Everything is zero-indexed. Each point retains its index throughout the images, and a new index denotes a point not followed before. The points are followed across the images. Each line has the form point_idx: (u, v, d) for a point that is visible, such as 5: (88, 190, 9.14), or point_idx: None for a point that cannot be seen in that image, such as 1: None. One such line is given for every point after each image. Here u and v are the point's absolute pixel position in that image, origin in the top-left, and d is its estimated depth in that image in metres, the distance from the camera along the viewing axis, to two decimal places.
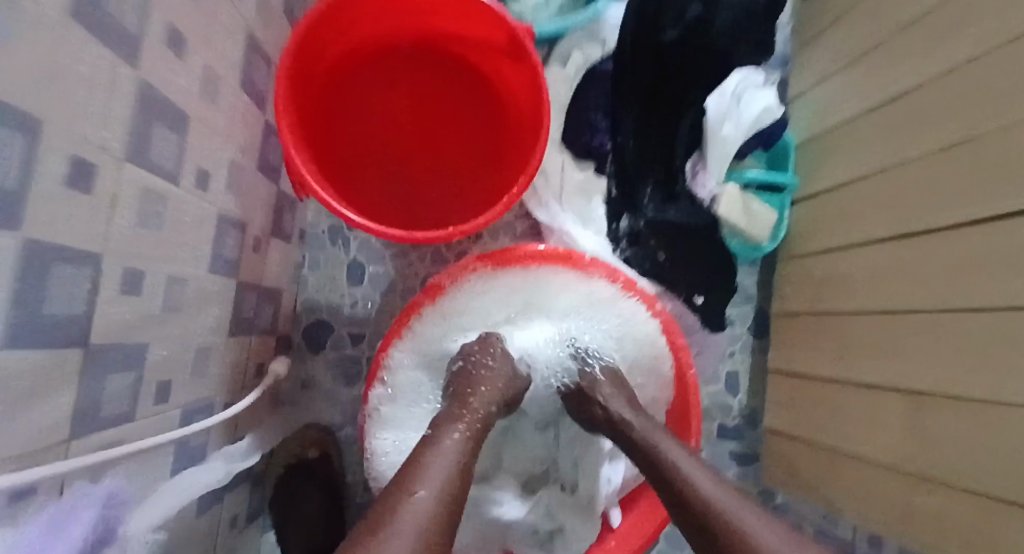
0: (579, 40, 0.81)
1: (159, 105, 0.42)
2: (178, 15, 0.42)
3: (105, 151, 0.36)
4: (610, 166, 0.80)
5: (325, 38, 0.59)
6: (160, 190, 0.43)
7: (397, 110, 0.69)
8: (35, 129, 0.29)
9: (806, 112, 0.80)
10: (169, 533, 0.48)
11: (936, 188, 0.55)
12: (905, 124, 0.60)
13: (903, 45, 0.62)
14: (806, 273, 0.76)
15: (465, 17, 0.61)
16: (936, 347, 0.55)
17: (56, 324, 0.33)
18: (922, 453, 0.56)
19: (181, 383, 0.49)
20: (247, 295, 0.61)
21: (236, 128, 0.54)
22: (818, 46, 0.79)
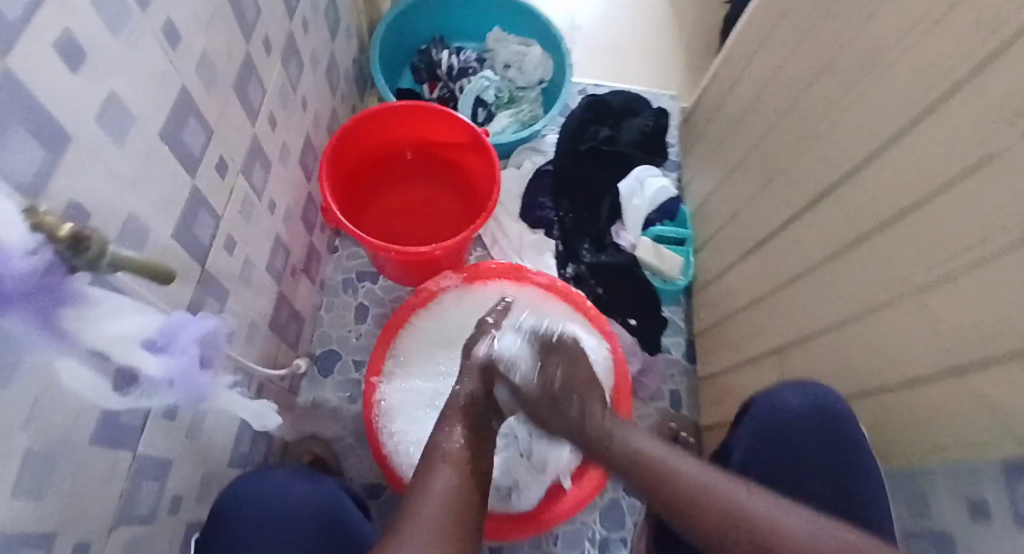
0: (528, 153, 1.13)
1: (258, 150, 0.69)
2: (273, 109, 0.72)
3: (231, 161, 0.62)
4: (556, 231, 1.06)
5: (358, 143, 0.89)
6: (251, 199, 0.68)
7: (403, 193, 1.00)
8: (208, 130, 0.56)
9: (692, 192, 1.13)
10: (205, 447, 0.63)
11: (772, 206, 0.82)
12: (752, 175, 0.89)
13: (740, 131, 0.95)
14: (710, 298, 1.02)
15: (448, 128, 0.93)
16: (788, 309, 0.77)
17: (194, 241, 0.56)
18: (801, 389, 0.75)
19: (239, 340, 0.69)
20: (283, 307, 0.84)
21: (293, 188, 0.82)
22: (694, 150, 1.15)
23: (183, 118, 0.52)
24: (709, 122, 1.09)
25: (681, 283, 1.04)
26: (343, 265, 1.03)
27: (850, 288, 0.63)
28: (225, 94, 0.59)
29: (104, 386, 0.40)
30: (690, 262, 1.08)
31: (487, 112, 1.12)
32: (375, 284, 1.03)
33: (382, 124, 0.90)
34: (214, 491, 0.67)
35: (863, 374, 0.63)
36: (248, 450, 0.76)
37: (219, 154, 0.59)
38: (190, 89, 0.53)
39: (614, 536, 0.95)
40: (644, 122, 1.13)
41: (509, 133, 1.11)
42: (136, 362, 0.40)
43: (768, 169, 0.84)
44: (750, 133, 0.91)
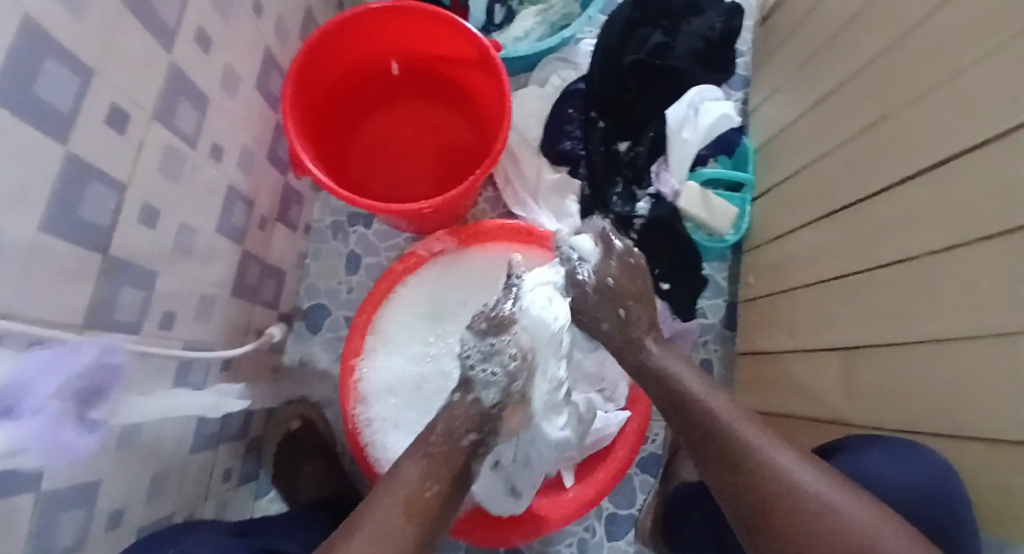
0: (556, 66, 0.91)
1: (186, 86, 0.52)
2: (207, 21, 0.53)
3: (139, 107, 0.46)
4: (583, 169, 0.87)
5: (333, 58, 0.71)
6: (181, 150, 0.53)
7: (399, 119, 0.82)
8: (88, 74, 0.39)
9: (759, 125, 0.91)
10: (156, 449, 0.55)
11: (875, 160, 0.62)
12: (851, 108, 0.67)
13: (842, 43, 0.71)
14: (770, 262, 0.84)
15: (444, 40, 0.74)
16: (874, 304, 0.60)
17: (85, 226, 0.42)
18: (868, 407, 0.60)
19: (184, 321, 0.58)
20: (252, 265, 0.72)
21: (251, 123, 0.66)
22: (770, 66, 0.91)
23: (35, 61, 0.34)
24: (793, 32, 0.84)
25: (729, 241, 0.89)
26: (331, 206, 0.91)
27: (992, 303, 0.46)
28: (115, 13, 0.41)
29: None
30: (746, 212, 0.90)
31: (507, 9, 0.89)
32: (368, 229, 0.92)
33: (356, 31, 0.70)
34: (173, 485, 0.61)
35: (965, 417, 0.48)
36: (217, 428, 0.68)
37: (114, 102, 0.43)
38: (37, 20, 0.33)
39: (622, 513, 0.88)
40: (709, 24, 0.86)
41: (534, 40, 0.88)
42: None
43: (878, 107, 0.62)
44: (857, 53, 0.67)
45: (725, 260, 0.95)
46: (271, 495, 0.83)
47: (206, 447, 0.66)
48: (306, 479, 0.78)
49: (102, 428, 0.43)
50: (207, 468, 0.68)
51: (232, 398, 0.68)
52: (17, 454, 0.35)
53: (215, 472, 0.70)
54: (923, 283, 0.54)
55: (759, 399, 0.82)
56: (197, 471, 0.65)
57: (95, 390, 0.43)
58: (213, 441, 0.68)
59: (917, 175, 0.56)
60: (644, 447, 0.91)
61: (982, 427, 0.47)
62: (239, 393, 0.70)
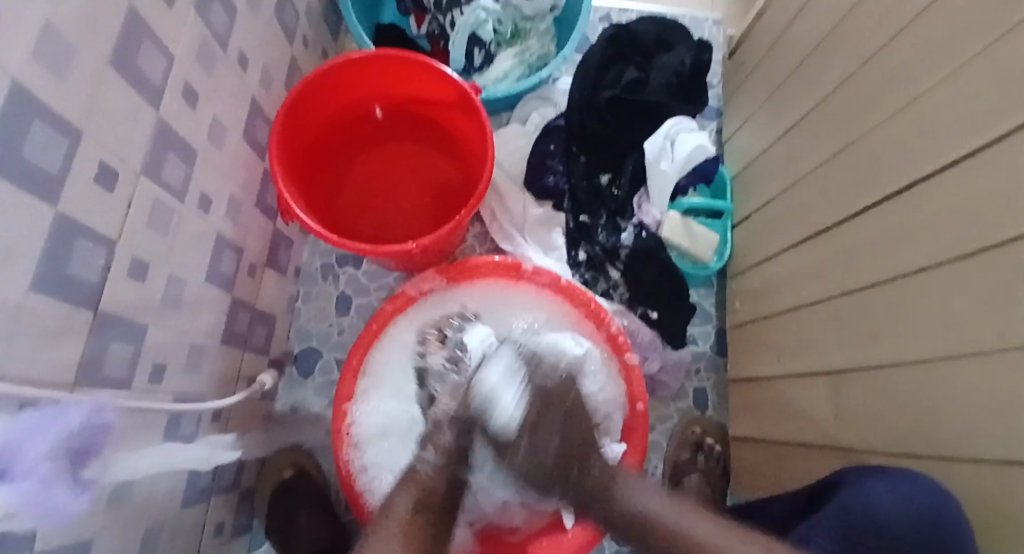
0: (535, 105, 0.94)
1: (173, 140, 0.53)
2: (193, 77, 0.55)
3: (126, 164, 0.47)
4: (567, 203, 0.89)
5: (316, 106, 0.73)
6: (169, 203, 0.53)
7: (384, 161, 0.84)
8: (76, 135, 0.40)
9: (733, 154, 0.95)
10: (145, 506, 0.54)
11: (847, 184, 0.64)
12: (820, 135, 0.70)
13: (807, 74, 0.74)
14: (753, 285, 0.85)
15: (426, 85, 0.76)
16: (856, 323, 0.62)
17: (73, 283, 0.42)
18: (856, 427, 0.61)
19: (173, 372, 0.58)
20: (241, 313, 0.72)
21: (238, 172, 0.67)
22: (740, 97, 0.94)
23: (23, 125, 0.35)
24: (760, 65, 0.88)
25: (713, 267, 0.91)
26: (320, 249, 0.92)
27: (965, 319, 0.47)
28: (102, 75, 0.42)
29: None
30: (727, 239, 0.92)
31: (486, 52, 0.91)
32: (357, 270, 0.92)
33: (340, 82, 0.72)
34: (165, 543, 0.59)
35: (950, 434, 0.49)
36: (209, 481, 0.67)
37: (101, 160, 0.43)
38: (25, 83, 0.34)
39: (628, 548, 0.87)
40: (680, 59, 0.89)
41: (512, 80, 0.91)
42: None
43: (847, 131, 0.65)
44: (822, 82, 0.71)
45: (711, 287, 0.96)
46: (263, 547, 0.81)
47: (197, 501, 0.64)
48: (301, 530, 0.75)
49: (93, 486, 0.43)
50: (199, 524, 0.66)
51: (223, 449, 0.67)
52: (7, 517, 0.34)
53: (207, 527, 0.68)
54: (899, 301, 0.56)
55: (751, 422, 0.82)
56: (189, 527, 0.64)
57: (84, 446, 0.42)
58: (205, 494, 0.67)
59: (889, 198, 0.58)
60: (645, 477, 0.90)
61: (965, 441, 0.48)
62: (230, 444, 0.69)
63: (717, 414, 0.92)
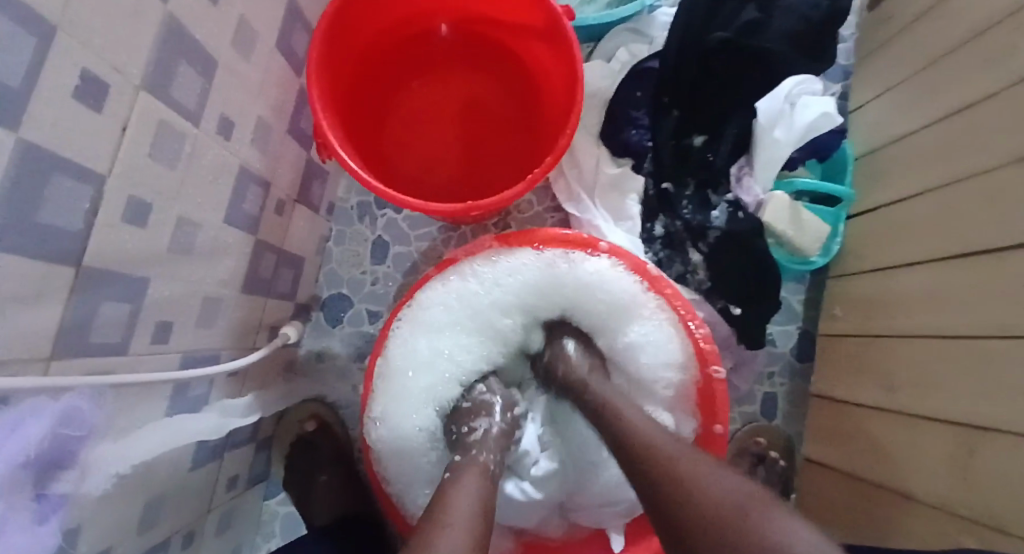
0: (625, 38, 0.78)
1: (188, 47, 0.41)
2: None
3: (123, 77, 0.36)
4: (648, 165, 0.76)
5: (367, 14, 0.59)
6: (181, 128, 0.43)
7: (441, 93, 0.70)
8: (46, 34, 0.29)
9: (863, 127, 0.77)
10: (143, 477, 0.47)
11: (1022, 201, 0.50)
12: (994, 125, 0.54)
13: (991, 41, 0.57)
14: (860, 294, 0.72)
15: (504, 1, 0.61)
16: (1002, 380, 0.50)
17: (44, 231, 0.32)
18: (987, 502, 0.50)
19: (182, 329, 0.49)
20: (266, 256, 0.63)
21: (270, 90, 0.55)
22: (883, 56, 0.76)
23: None
24: (919, 16, 0.69)
25: (816, 263, 0.75)
26: (359, 185, 0.81)
27: None
28: None
29: None
30: (838, 232, 0.75)
31: None
32: (397, 214, 0.81)
33: None
34: (168, 507, 0.54)
35: None
36: (220, 439, 0.61)
37: (84, 69, 0.32)
38: None
39: None
40: (815, 0, 0.72)
41: (601, 7, 0.76)
42: None
43: None
44: (1013, 55, 0.54)
45: (802, 283, 0.81)
46: (279, 497, 0.78)
47: (206, 461, 0.58)
48: (319, 493, 0.72)
49: (56, 505, 0.34)
50: (206, 483, 0.61)
51: (237, 413, 0.59)
52: None
53: (218, 481, 0.64)
54: None
55: (830, 451, 0.72)
56: (195, 486, 0.58)
57: (40, 463, 0.33)
58: (215, 453, 0.61)
59: None
60: None
61: None
62: (246, 408, 0.61)
63: (788, 425, 0.80)
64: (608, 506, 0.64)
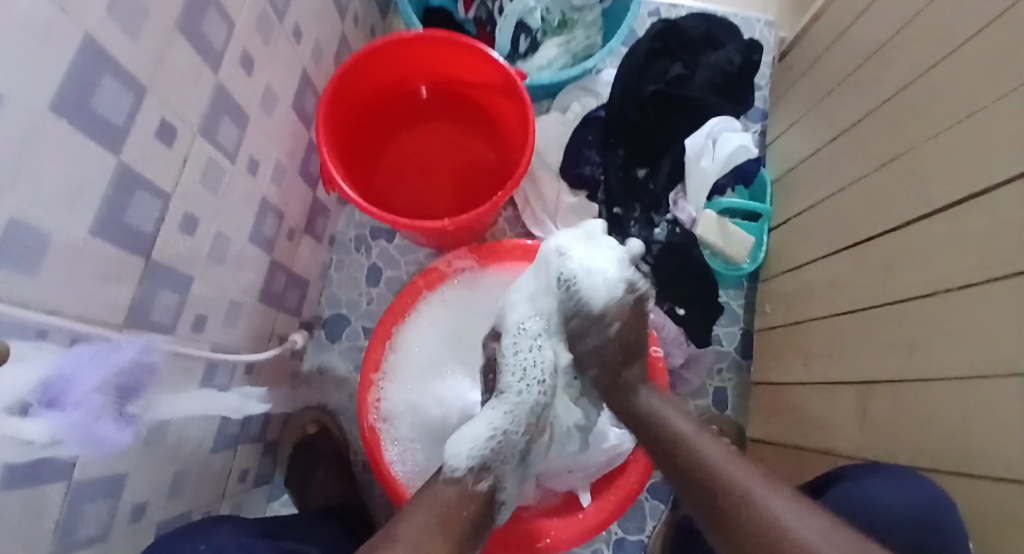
0: (577, 94, 0.95)
1: (229, 104, 0.55)
2: (250, 44, 0.57)
3: (186, 124, 0.49)
4: (601, 194, 0.89)
5: (366, 79, 0.75)
6: (221, 163, 0.56)
7: (425, 138, 0.85)
8: (141, 93, 0.43)
9: (777, 156, 0.93)
10: (178, 445, 0.57)
11: (883, 200, 0.64)
12: (866, 144, 0.69)
13: (859, 80, 0.73)
14: (785, 292, 0.85)
15: (472, 68, 0.77)
16: (883, 341, 0.62)
17: (129, 231, 0.45)
18: (883, 441, 0.60)
19: (213, 324, 0.61)
20: (278, 274, 0.75)
21: (286, 139, 0.70)
22: (789, 98, 0.92)
23: (94, 79, 0.37)
24: (812, 65, 0.86)
25: (745, 269, 0.90)
26: (356, 220, 0.95)
27: (994, 346, 0.47)
28: (169, 38, 0.44)
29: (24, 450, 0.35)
30: (763, 242, 0.91)
31: (532, 40, 0.91)
32: (389, 243, 0.95)
33: (391, 58, 0.74)
34: (194, 482, 0.63)
35: (975, 450, 0.49)
36: (237, 430, 0.71)
37: (161, 117, 0.46)
38: (99, 40, 0.37)
39: (632, 537, 0.88)
40: (728, 58, 0.87)
41: (556, 69, 0.91)
42: (24, 433, 0.35)
43: (894, 144, 0.64)
44: (874, 91, 0.69)
45: (742, 289, 0.95)
46: (283, 498, 0.86)
47: (225, 447, 0.68)
48: (319, 484, 0.80)
49: (136, 423, 0.46)
50: (225, 470, 0.70)
51: (255, 401, 0.70)
52: (55, 445, 0.38)
53: (232, 473, 0.72)
54: (926, 321, 0.56)
55: (771, 426, 0.82)
56: (216, 469, 0.68)
57: (129, 384, 0.46)
58: (233, 442, 0.70)
59: (924, 216, 0.58)
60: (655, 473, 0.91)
61: (987, 465, 0.47)
62: (260, 396, 0.73)
63: (736, 414, 0.92)
64: (574, 473, 0.75)
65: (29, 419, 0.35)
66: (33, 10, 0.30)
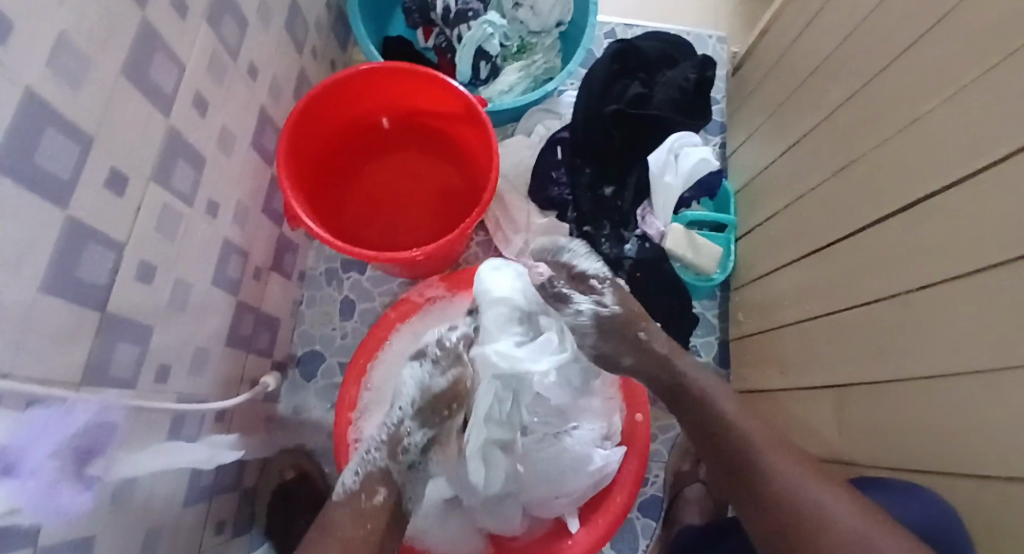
0: (540, 117, 0.96)
1: (184, 148, 0.55)
2: (204, 87, 0.56)
3: (138, 172, 0.48)
4: (571, 213, 0.90)
5: (326, 114, 0.74)
6: (178, 208, 0.55)
7: (391, 170, 0.85)
8: (88, 143, 0.42)
9: (738, 168, 0.95)
10: (145, 503, 0.55)
11: (838, 209, 0.67)
12: (821, 151, 0.71)
13: (807, 92, 0.75)
14: (755, 300, 0.86)
15: (433, 98, 0.78)
16: (853, 348, 0.63)
17: (80, 286, 0.43)
18: (862, 444, 0.61)
19: (177, 374, 0.59)
20: (246, 316, 0.73)
21: (247, 178, 0.69)
22: (744, 111, 0.95)
23: (35, 131, 0.36)
24: (764, 78, 0.89)
25: (716, 280, 0.92)
26: (325, 254, 0.93)
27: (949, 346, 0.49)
28: (114, 86, 0.44)
29: None
30: (731, 252, 0.93)
31: (492, 65, 0.91)
32: (361, 275, 0.93)
33: (349, 92, 0.74)
34: (166, 541, 0.60)
35: (948, 446, 0.50)
36: (210, 481, 0.68)
37: (111, 166, 0.45)
38: (38, 92, 0.36)
39: None
40: (684, 74, 0.89)
41: (517, 93, 0.92)
42: None
43: (847, 151, 0.66)
44: (823, 101, 0.71)
45: (714, 299, 0.97)
46: None
47: (198, 501, 0.65)
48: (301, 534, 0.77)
49: (96, 485, 0.45)
50: (199, 524, 0.67)
51: (226, 449, 0.67)
52: (13, 514, 0.36)
53: (208, 527, 0.69)
54: (890, 325, 0.57)
55: None
56: (189, 525, 0.65)
57: (85, 448, 0.44)
58: (207, 494, 0.68)
59: (880, 221, 0.59)
60: (643, 490, 0.90)
61: (965, 462, 0.48)
62: (232, 444, 0.70)
63: None
64: (560, 498, 0.73)
65: None
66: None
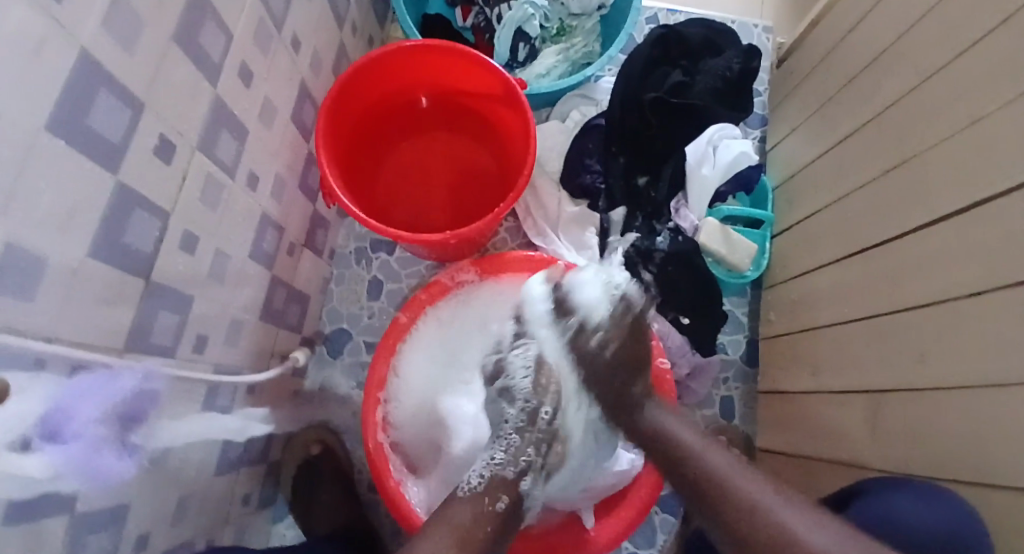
0: (577, 103, 0.95)
1: (228, 118, 0.54)
2: (249, 57, 0.56)
3: (185, 140, 0.48)
4: (602, 202, 0.88)
5: (365, 91, 0.74)
6: (221, 179, 0.55)
7: (426, 151, 0.85)
8: (139, 108, 0.41)
9: (779, 162, 0.93)
10: (179, 470, 0.55)
11: (885, 208, 0.65)
12: (870, 148, 0.69)
13: (858, 86, 0.73)
14: (790, 299, 0.84)
15: (471, 79, 0.77)
16: (892, 351, 0.61)
17: (127, 252, 0.43)
18: (894, 450, 0.60)
19: (213, 344, 0.59)
20: (279, 290, 0.74)
21: (285, 152, 0.68)
22: (788, 104, 0.93)
23: (90, 94, 0.36)
24: (812, 71, 0.86)
25: (749, 276, 0.90)
26: (356, 233, 0.93)
27: (1001, 354, 0.47)
28: (165, 51, 0.43)
29: (19, 484, 0.34)
30: (766, 249, 0.91)
31: (531, 48, 0.91)
32: (390, 256, 0.93)
33: (388, 69, 0.73)
34: (197, 508, 0.61)
35: (987, 455, 0.49)
36: (239, 452, 0.69)
37: (160, 133, 0.44)
38: (93, 53, 0.35)
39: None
40: (729, 63, 0.86)
41: (555, 77, 0.90)
42: (17, 469, 0.33)
43: (899, 149, 0.64)
44: (875, 96, 0.69)
45: (745, 296, 0.95)
46: (286, 520, 0.83)
47: (227, 470, 0.66)
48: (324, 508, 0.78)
49: (138, 453, 0.45)
50: (227, 494, 0.68)
51: (256, 422, 0.70)
52: (53, 478, 0.36)
53: (236, 496, 0.70)
54: (932, 330, 0.56)
55: (779, 435, 0.82)
56: (218, 493, 0.66)
57: (129, 413, 0.44)
58: (236, 463, 0.69)
59: (929, 224, 0.58)
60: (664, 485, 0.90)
61: (1005, 474, 0.47)
62: (262, 417, 0.72)
63: (744, 424, 0.91)
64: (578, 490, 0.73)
65: (26, 455, 0.34)
66: (25, 23, 0.29)
